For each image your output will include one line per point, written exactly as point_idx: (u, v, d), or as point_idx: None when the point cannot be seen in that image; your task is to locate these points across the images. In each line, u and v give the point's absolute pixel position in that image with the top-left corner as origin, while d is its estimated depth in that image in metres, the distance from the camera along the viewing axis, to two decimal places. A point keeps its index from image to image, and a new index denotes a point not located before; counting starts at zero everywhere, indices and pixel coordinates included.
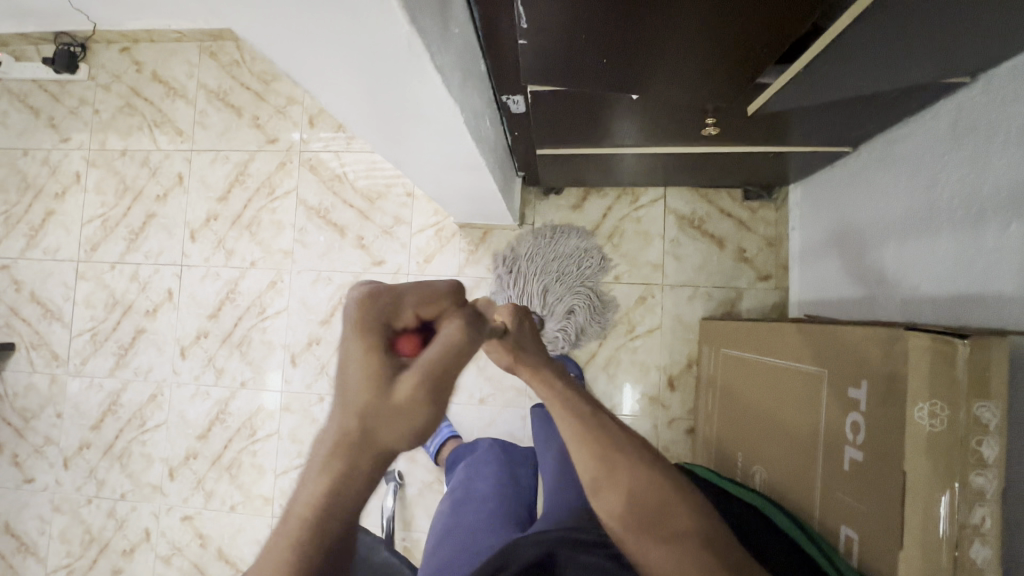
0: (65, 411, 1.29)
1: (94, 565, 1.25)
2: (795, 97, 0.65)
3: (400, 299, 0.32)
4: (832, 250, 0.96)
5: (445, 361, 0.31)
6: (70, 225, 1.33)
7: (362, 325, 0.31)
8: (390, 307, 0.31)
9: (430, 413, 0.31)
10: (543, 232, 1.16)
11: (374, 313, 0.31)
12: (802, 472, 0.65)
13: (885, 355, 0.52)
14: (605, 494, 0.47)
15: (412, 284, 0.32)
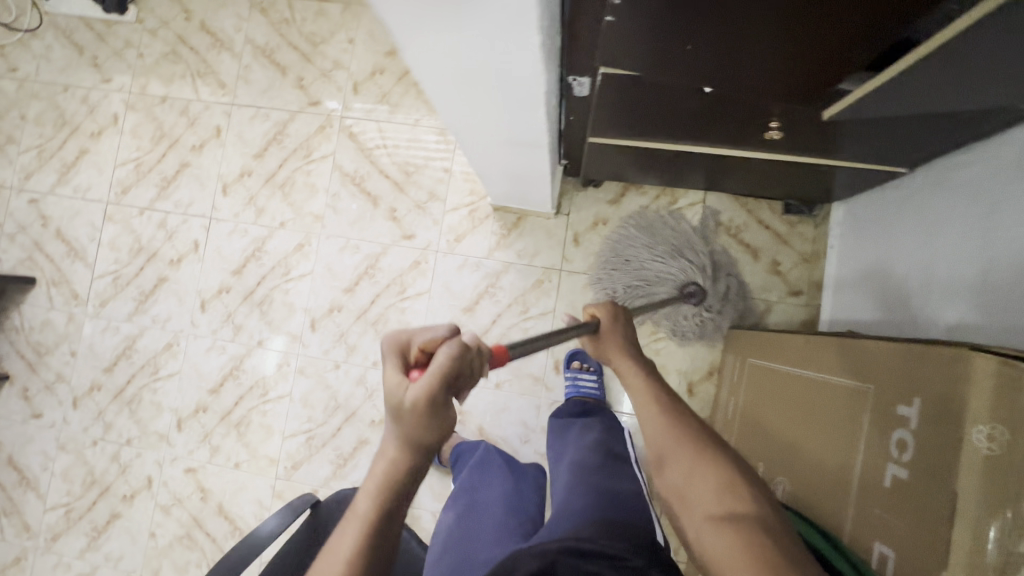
0: (79, 351, 1.29)
1: (94, 506, 1.26)
2: (870, 109, 0.63)
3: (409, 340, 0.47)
4: (875, 271, 0.96)
5: (439, 375, 0.42)
6: (103, 166, 1.32)
7: (391, 357, 0.46)
8: (402, 345, 0.46)
9: (437, 409, 0.43)
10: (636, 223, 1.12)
11: (396, 350, 0.46)
12: (834, 490, 0.64)
13: (942, 374, 0.50)
14: (665, 471, 0.54)
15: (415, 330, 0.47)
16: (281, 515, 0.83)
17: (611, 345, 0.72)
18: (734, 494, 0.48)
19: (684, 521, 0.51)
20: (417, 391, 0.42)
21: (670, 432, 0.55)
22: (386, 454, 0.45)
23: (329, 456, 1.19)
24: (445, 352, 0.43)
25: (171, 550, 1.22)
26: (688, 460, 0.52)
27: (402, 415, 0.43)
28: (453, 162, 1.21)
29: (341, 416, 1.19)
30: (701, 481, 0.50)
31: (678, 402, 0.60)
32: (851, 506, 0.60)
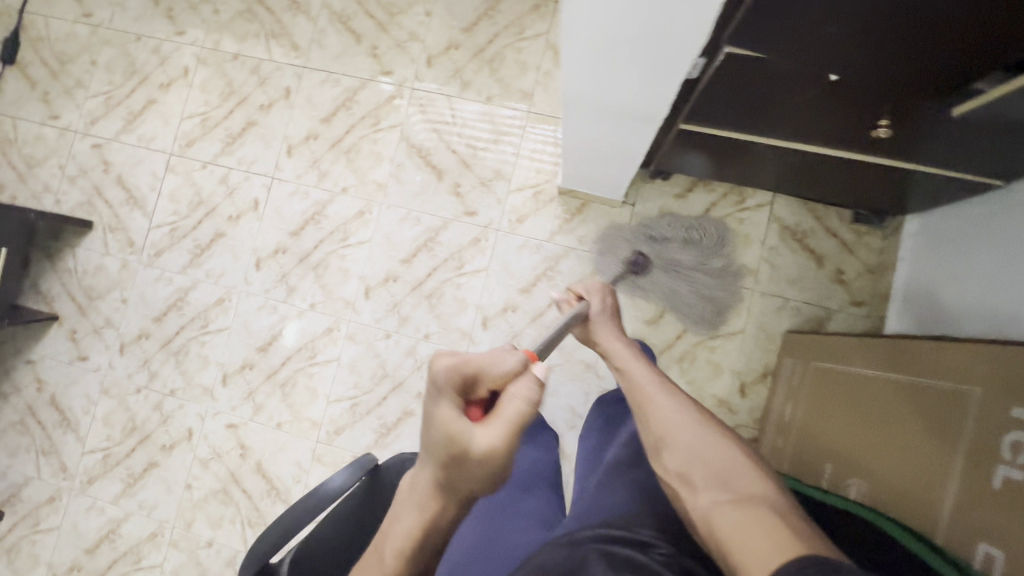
0: (130, 298, 1.30)
1: (132, 453, 1.26)
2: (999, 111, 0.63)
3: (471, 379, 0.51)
4: (945, 287, 0.96)
5: (508, 429, 0.48)
6: (170, 117, 1.33)
7: (450, 393, 0.49)
8: (463, 382, 0.50)
9: (500, 463, 0.48)
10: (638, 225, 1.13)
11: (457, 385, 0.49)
12: (925, 488, 0.64)
13: None
14: (665, 450, 0.67)
15: (476, 365, 0.50)
16: (348, 472, 0.84)
17: (605, 330, 0.86)
18: (731, 471, 0.59)
19: (685, 493, 0.62)
20: (487, 448, 0.47)
21: (671, 422, 0.68)
22: (430, 499, 0.50)
23: (372, 424, 1.19)
24: (514, 407, 0.50)
25: (206, 503, 1.22)
26: (687, 441, 0.65)
27: (463, 462, 0.47)
28: (521, 142, 1.21)
29: (388, 385, 1.19)
30: (703, 459, 0.62)
31: (679, 394, 0.73)
32: (947, 502, 0.61)
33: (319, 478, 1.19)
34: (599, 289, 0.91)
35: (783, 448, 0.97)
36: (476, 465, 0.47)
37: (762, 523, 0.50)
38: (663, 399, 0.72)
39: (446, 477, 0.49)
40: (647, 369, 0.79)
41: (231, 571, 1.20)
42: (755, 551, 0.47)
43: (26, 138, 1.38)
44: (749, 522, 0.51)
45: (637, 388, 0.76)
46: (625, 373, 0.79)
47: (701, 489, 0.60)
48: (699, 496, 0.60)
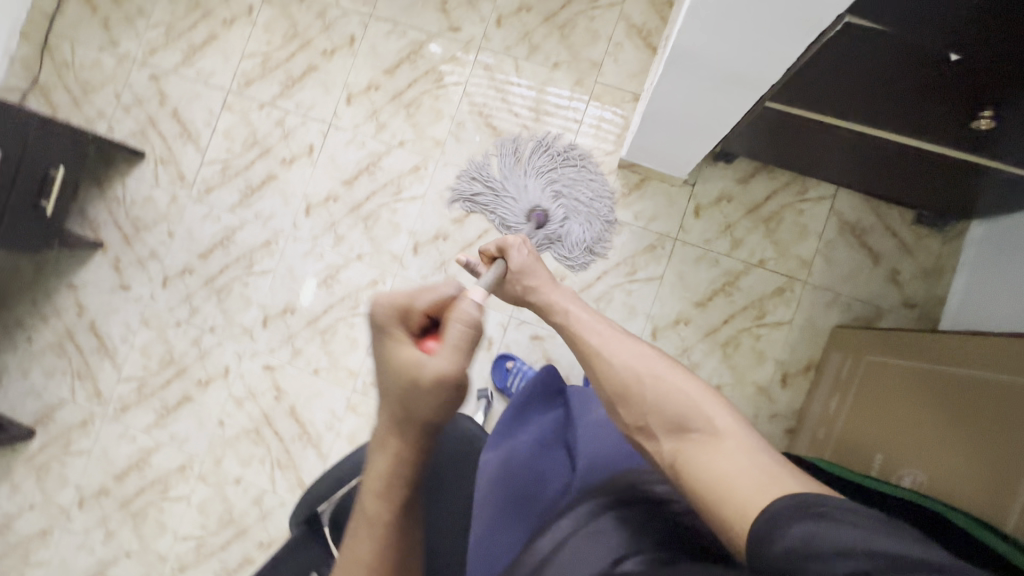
0: (177, 233, 1.30)
1: (167, 385, 1.27)
2: None
3: (412, 304, 0.53)
4: (1005, 292, 0.95)
5: (456, 349, 0.49)
6: (230, 55, 1.32)
7: (393, 326, 0.51)
8: (405, 308, 0.53)
9: (455, 387, 0.47)
10: (514, 158, 1.19)
11: (395, 315, 0.52)
12: (998, 480, 0.64)
13: None
14: (622, 409, 0.63)
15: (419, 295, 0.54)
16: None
17: (538, 278, 0.80)
18: (693, 413, 0.58)
19: (654, 446, 0.60)
20: (438, 372, 0.47)
21: (625, 372, 0.64)
22: (391, 444, 0.48)
23: None
24: (458, 330, 0.49)
25: (237, 442, 1.24)
26: (642, 394, 0.62)
27: (416, 387, 0.47)
28: (584, 112, 1.20)
29: None
30: (662, 409, 0.60)
31: (629, 338, 0.69)
32: (1021, 492, 0.61)
33: (352, 427, 1.19)
34: (515, 244, 0.81)
35: (826, 439, 0.97)
36: (430, 392, 0.46)
37: (742, 467, 0.51)
38: (612, 344, 0.69)
39: (403, 416, 0.47)
40: (587, 313, 0.75)
41: (257, 510, 1.21)
42: (742, 496, 0.48)
43: (83, 63, 1.37)
44: (731, 466, 0.52)
45: (584, 337, 0.71)
46: (565, 326, 0.75)
47: (664, 438, 0.59)
48: (663, 443, 0.59)
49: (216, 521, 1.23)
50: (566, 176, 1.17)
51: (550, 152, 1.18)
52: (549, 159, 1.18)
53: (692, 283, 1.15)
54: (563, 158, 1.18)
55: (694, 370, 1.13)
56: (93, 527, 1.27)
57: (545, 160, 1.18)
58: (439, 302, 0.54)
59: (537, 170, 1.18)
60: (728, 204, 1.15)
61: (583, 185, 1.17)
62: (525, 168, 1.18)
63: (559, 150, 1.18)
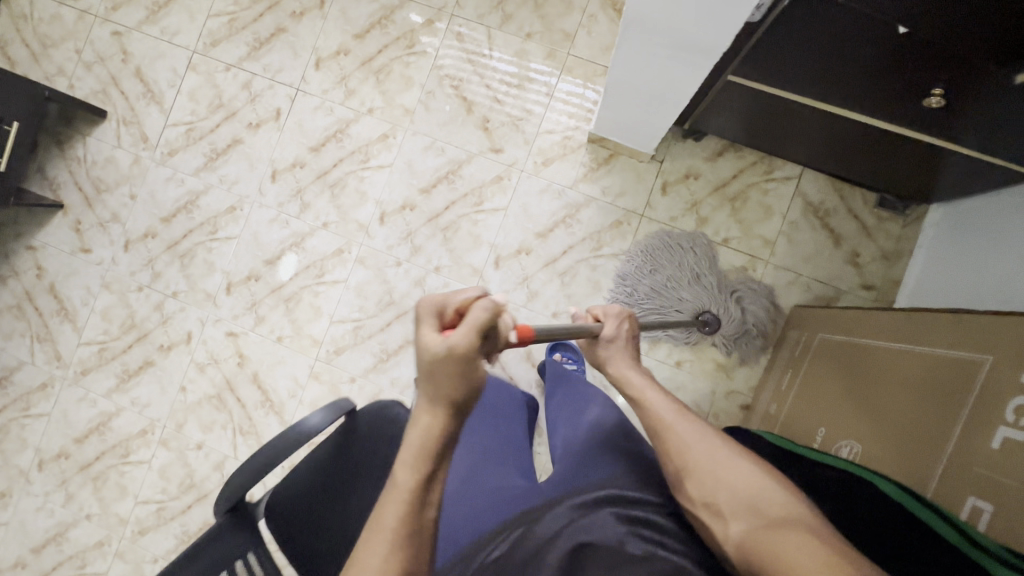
0: (139, 195, 1.28)
1: (128, 350, 1.26)
2: None
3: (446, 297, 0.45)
4: (958, 274, 0.96)
5: (476, 326, 0.42)
6: (196, 13, 1.28)
7: (424, 313, 0.45)
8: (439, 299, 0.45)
9: (472, 363, 0.42)
10: (648, 264, 1.13)
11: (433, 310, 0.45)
12: (927, 448, 0.65)
13: None
14: (686, 483, 0.53)
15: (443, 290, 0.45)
16: (327, 412, 0.80)
17: (618, 361, 0.69)
18: (763, 497, 0.47)
19: (718, 530, 0.49)
20: (452, 345, 0.42)
21: (688, 446, 0.54)
22: (422, 420, 0.45)
23: (372, 348, 1.19)
24: (483, 308, 0.43)
25: (199, 407, 1.23)
26: (715, 467, 0.52)
27: (435, 369, 0.42)
28: (556, 86, 1.18)
29: (393, 312, 1.19)
30: (733, 485, 0.50)
31: (691, 416, 0.58)
32: (943, 460, 0.62)
33: (315, 395, 1.19)
34: (616, 314, 0.72)
35: (777, 414, 0.99)
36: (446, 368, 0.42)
37: (815, 554, 0.39)
38: (673, 414, 0.59)
39: (430, 392, 0.44)
40: (660, 395, 0.62)
41: (218, 475, 1.21)
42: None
43: (42, 16, 1.32)
44: (798, 556, 0.40)
45: (648, 407, 0.61)
46: (635, 399, 0.64)
47: (733, 521, 0.47)
48: (733, 529, 0.47)
49: (177, 486, 1.23)
50: (702, 269, 1.13)
51: (658, 276, 1.13)
52: (663, 283, 1.12)
53: None
54: (674, 268, 1.13)
55: (654, 346, 1.15)
56: (53, 489, 1.27)
57: (681, 259, 1.13)
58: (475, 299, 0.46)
59: (676, 269, 1.13)
60: (695, 181, 1.15)
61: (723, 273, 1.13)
62: (666, 272, 1.13)
63: (685, 242, 1.14)
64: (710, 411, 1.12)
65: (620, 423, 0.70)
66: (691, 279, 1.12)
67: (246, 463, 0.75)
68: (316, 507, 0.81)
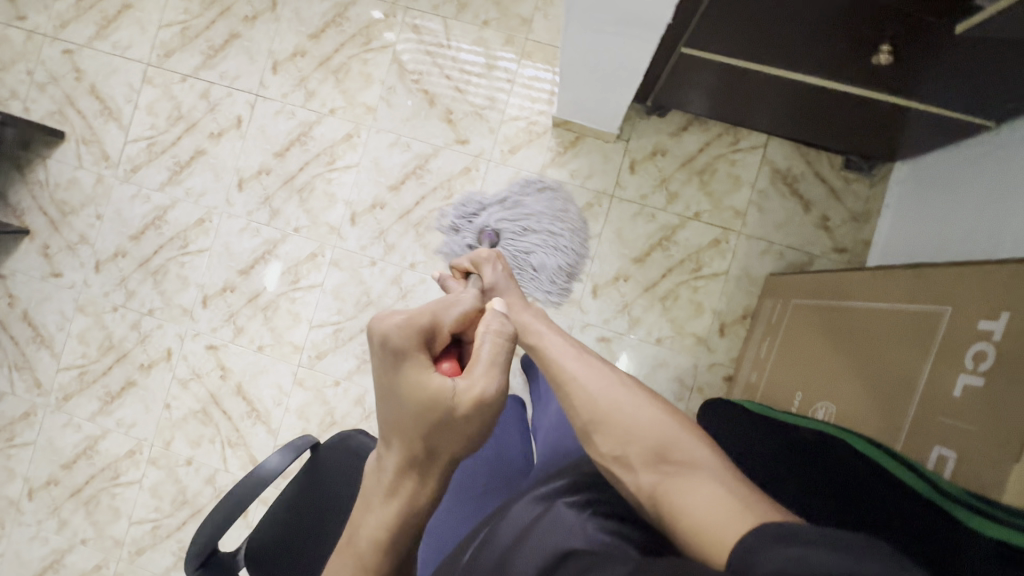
0: (106, 215, 1.26)
1: (109, 371, 1.25)
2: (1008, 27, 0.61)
3: (442, 322, 0.43)
4: (925, 228, 0.97)
5: (500, 366, 0.42)
6: (146, 24, 1.26)
7: (418, 352, 0.40)
8: (433, 325, 0.42)
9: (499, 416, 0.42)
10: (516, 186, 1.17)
11: (421, 342, 0.41)
12: (895, 404, 0.65)
13: (1013, 276, 0.55)
14: (591, 436, 0.53)
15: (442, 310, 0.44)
16: (286, 452, 0.79)
17: (512, 296, 0.73)
18: (669, 446, 0.48)
19: (627, 480, 0.49)
20: (486, 400, 0.40)
21: (595, 397, 0.54)
22: (404, 487, 0.40)
23: (354, 350, 1.19)
24: (495, 343, 0.44)
25: (185, 423, 1.23)
26: (618, 416, 0.52)
27: (450, 423, 0.39)
28: (517, 71, 1.18)
29: (372, 312, 1.19)
30: (636, 434, 0.50)
31: (594, 363, 0.59)
32: (910, 413, 0.62)
33: (301, 401, 1.19)
34: (489, 259, 0.79)
35: (758, 383, 1.00)
36: (468, 422, 0.39)
37: (718, 502, 0.41)
38: (576, 363, 0.59)
39: (426, 453, 0.39)
40: (558, 336, 0.64)
41: (211, 489, 1.21)
42: (708, 532, 0.39)
43: None
44: (703, 505, 0.41)
45: (550, 359, 0.61)
46: (531, 342, 0.65)
47: (643, 471, 0.48)
48: (643, 479, 0.48)
49: (170, 503, 1.22)
50: (546, 213, 1.15)
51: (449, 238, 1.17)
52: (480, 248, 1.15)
53: (630, 238, 1.15)
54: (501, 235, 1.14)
55: (635, 325, 1.15)
56: (46, 517, 1.26)
57: (539, 198, 1.16)
58: (462, 317, 0.45)
59: (527, 202, 1.16)
60: (662, 158, 1.15)
61: (553, 226, 1.15)
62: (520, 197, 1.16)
63: (558, 199, 1.16)
64: (694, 385, 1.13)
65: None
66: (528, 212, 1.15)
67: (218, 508, 0.75)
68: (288, 551, 0.81)
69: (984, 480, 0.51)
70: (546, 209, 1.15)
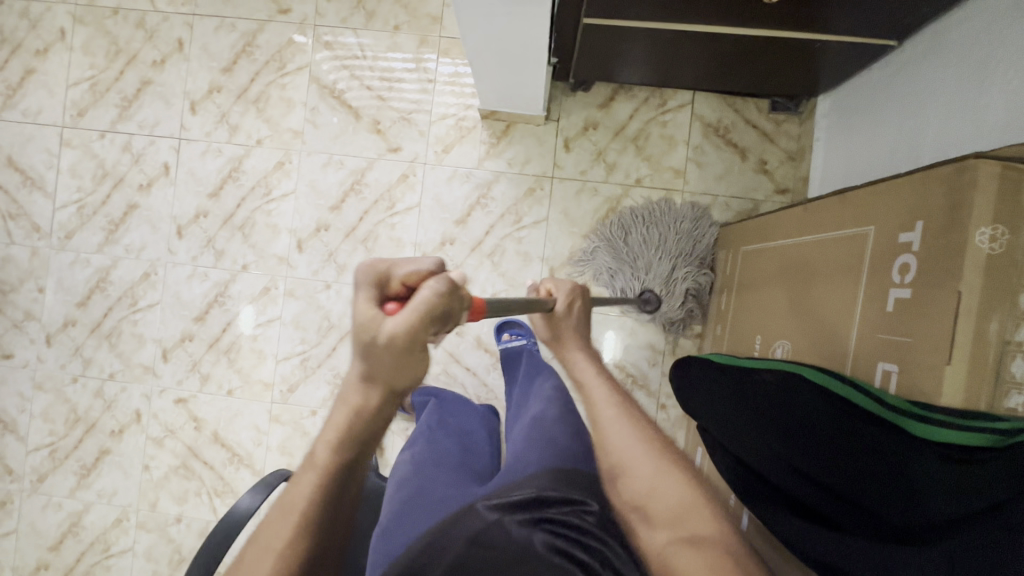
0: (48, 286, 1.23)
1: (80, 445, 1.22)
2: None
3: (392, 268, 0.38)
4: (854, 154, 0.98)
5: (425, 316, 0.35)
6: (53, 86, 1.23)
7: (364, 288, 0.38)
8: (384, 270, 0.38)
9: (411, 358, 0.36)
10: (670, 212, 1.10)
11: (374, 280, 0.38)
12: (841, 330, 0.66)
13: (922, 183, 0.55)
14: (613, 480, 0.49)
15: (402, 258, 0.39)
16: (257, 492, 0.78)
17: (571, 332, 0.69)
18: (690, 512, 0.43)
19: (640, 534, 0.45)
20: (391, 336, 0.35)
21: (620, 445, 0.49)
22: (352, 401, 0.40)
23: (325, 377, 1.17)
24: (430, 289, 0.36)
25: (167, 481, 1.20)
26: (643, 466, 0.47)
27: (374, 351, 0.36)
28: (436, 69, 1.17)
29: (336, 335, 1.17)
30: (657, 489, 0.45)
31: (636, 415, 0.53)
32: (854, 335, 0.63)
33: (281, 437, 1.17)
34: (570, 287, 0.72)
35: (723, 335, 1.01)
36: (388, 358, 0.36)
37: None
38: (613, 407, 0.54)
39: (367, 373, 0.38)
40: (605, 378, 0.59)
41: None
42: None
43: None
44: None
45: (589, 394, 0.57)
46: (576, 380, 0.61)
47: (655, 530, 0.44)
48: (655, 537, 0.44)
49: (166, 565, 1.20)
50: (690, 253, 1.08)
51: (653, 215, 1.11)
52: (659, 244, 1.08)
53: (577, 216, 1.15)
54: (690, 254, 1.08)
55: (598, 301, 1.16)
56: None
57: (688, 230, 1.09)
58: (426, 273, 0.38)
59: (678, 234, 1.09)
60: (595, 131, 1.15)
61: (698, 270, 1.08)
62: (672, 226, 1.09)
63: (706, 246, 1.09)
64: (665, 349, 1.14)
65: (558, 415, 0.73)
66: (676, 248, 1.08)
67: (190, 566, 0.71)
68: None
69: (925, 387, 0.51)
70: (691, 247, 1.09)
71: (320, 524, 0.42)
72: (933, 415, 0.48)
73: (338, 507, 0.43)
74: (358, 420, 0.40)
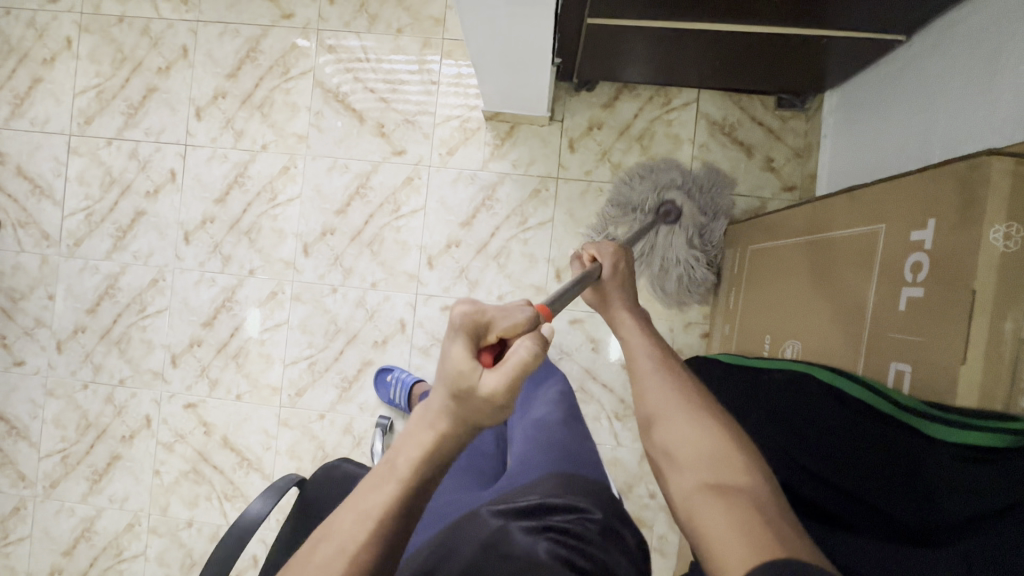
0: (57, 294, 1.24)
1: (91, 450, 1.23)
2: None
3: (490, 320, 0.39)
4: (862, 151, 0.97)
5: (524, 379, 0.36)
6: (60, 95, 1.23)
7: (461, 339, 0.38)
8: (483, 322, 0.38)
9: (503, 410, 0.38)
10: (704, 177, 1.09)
11: (470, 329, 0.38)
12: (852, 329, 0.65)
13: (933, 180, 0.55)
14: (652, 432, 0.53)
15: (500, 308, 0.39)
16: (267, 497, 0.78)
17: (616, 291, 0.71)
18: (716, 456, 0.45)
19: (673, 481, 0.48)
20: (490, 392, 0.36)
21: (659, 397, 0.54)
22: (439, 426, 0.40)
23: (333, 380, 1.18)
24: (524, 347, 0.37)
25: (178, 485, 1.21)
26: (676, 419, 0.51)
27: (469, 400, 0.37)
28: (439, 71, 1.16)
29: (343, 339, 1.18)
30: (687, 437, 0.48)
31: (671, 372, 0.57)
32: (866, 335, 0.62)
33: (289, 441, 1.18)
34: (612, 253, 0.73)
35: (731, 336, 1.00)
36: (486, 411, 0.37)
37: (729, 519, 0.39)
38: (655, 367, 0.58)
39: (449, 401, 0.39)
40: (648, 339, 0.64)
41: None
42: (717, 556, 0.37)
43: None
44: (719, 520, 0.40)
45: (633, 355, 0.62)
46: (624, 339, 0.66)
47: (686, 475, 0.46)
48: (685, 481, 0.46)
49: (178, 569, 1.20)
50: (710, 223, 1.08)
51: (684, 175, 1.09)
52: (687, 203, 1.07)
53: (583, 217, 1.15)
54: (711, 224, 1.07)
55: None
56: None
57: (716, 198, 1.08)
58: (523, 326, 0.39)
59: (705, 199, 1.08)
60: (600, 131, 1.15)
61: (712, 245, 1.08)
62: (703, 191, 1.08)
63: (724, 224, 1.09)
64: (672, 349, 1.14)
65: (561, 422, 0.73)
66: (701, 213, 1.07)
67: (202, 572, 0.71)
68: None
69: (940, 388, 0.50)
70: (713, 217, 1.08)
71: (397, 532, 0.41)
72: (952, 415, 0.46)
73: (415, 514, 0.41)
74: (450, 441, 0.41)
